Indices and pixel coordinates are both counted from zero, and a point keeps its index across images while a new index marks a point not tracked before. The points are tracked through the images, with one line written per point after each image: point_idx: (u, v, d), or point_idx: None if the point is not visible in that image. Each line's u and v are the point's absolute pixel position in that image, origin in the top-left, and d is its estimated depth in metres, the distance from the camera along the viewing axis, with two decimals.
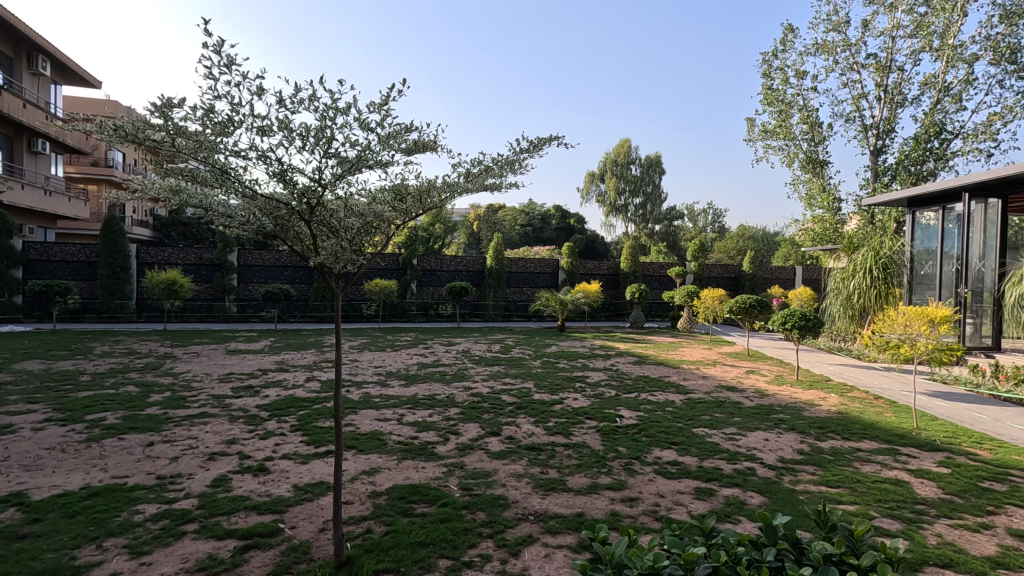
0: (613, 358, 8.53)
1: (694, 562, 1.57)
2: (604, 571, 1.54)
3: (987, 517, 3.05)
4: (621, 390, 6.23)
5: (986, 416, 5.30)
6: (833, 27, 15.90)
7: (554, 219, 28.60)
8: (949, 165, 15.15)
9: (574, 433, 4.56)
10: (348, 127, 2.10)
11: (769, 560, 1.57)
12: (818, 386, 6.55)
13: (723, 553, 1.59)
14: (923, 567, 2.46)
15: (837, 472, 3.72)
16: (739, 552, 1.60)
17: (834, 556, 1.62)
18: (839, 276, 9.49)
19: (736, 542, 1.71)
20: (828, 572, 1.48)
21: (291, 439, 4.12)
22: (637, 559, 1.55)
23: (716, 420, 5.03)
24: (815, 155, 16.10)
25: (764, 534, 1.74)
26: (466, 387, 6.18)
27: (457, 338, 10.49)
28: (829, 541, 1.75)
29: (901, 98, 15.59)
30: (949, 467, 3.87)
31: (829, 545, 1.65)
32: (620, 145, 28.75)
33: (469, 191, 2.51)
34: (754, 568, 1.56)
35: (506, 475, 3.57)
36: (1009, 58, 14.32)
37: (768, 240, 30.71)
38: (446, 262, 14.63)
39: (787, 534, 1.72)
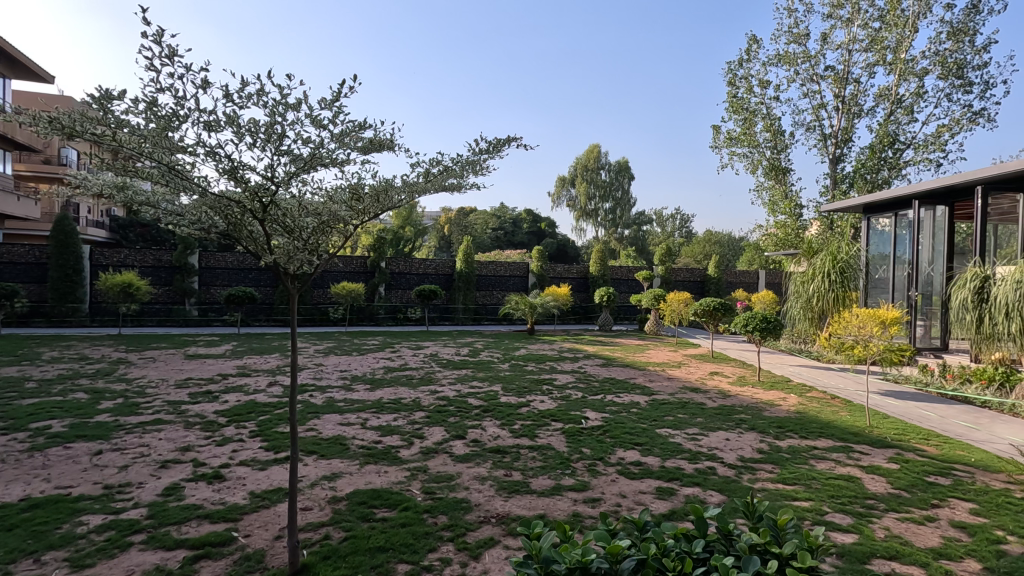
0: (581, 360, 8.59)
1: (624, 557, 1.59)
2: (532, 568, 1.55)
3: (931, 510, 3.17)
4: (587, 392, 6.27)
5: (932, 414, 5.53)
6: (794, 39, 16.43)
7: (525, 223, 28.66)
8: (902, 174, 15.83)
9: (539, 435, 4.57)
10: (300, 124, 2.06)
11: (697, 552, 1.60)
12: (779, 387, 6.73)
13: (653, 547, 1.61)
14: (870, 559, 2.54)
15: (793, 470, 3.82)
16: (668, 544, 1.62)
17: (759, 546, 1.65)
18: (798, 280, 9.79)
19: (670, 535, 1.74)
20: (751, 562, 1.51)
21: (250, 445, 4.01)
22: (566, 554, 1.57)
23: (679, 421, 5.12)
24: (777, 162, 16.60)
25: (696, 526, 1.78)
26: (432, 391, 6.13)
27: (425, 341, 10.40)
28: (757, 532, 1.79)
29: (857, 109, 16.21)
30: (898, 463, 4.02)
31: (755, 535, 1.69)
32: (590, 151, 29.11)
33: (429, 191, 2.49)
34: (683, 560, 1.59)
35: (470, 478, 3.55)
36: (957, 73, 15.05)
37: (733, 245, 31.45)
38: (415, 265, 14.49)
39: (718, 526, 1.76)
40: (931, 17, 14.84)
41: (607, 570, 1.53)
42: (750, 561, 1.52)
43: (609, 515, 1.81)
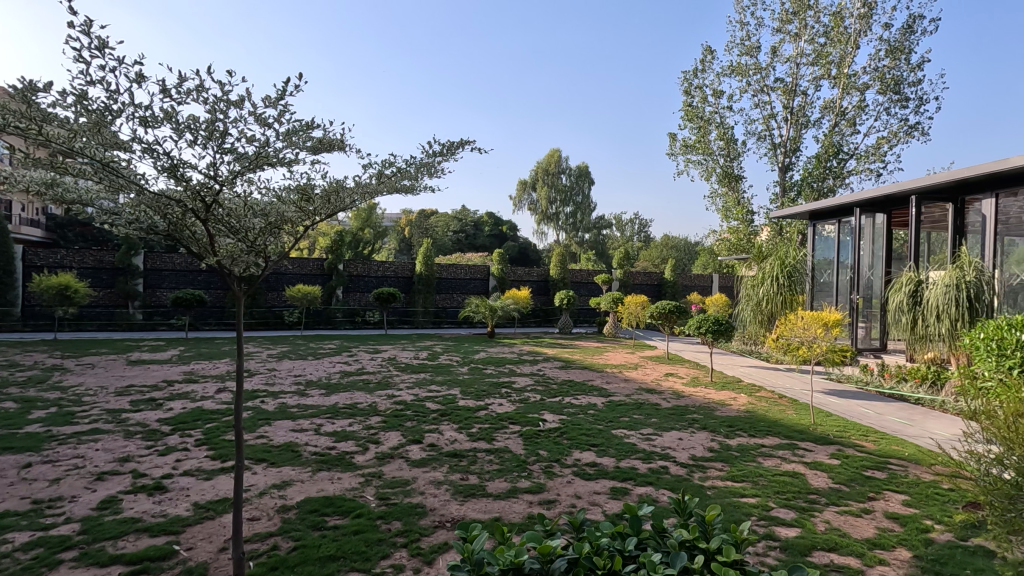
0: (540, 363, 8.65)
1: (558, 555, 1.60)
2: (464, 570, 1.55)
3: (868, 503, 3.34)
4: (545, 395, 6.32)
5: (871, 411, 5.81)
6: (746, 51, 17.05)
7: (487, 226, 28.64)
8: (845, 183, 16.63)
9: (496, 438, 4.56)
10: (243, 121, 2.00)
11: (629, 550, 1.62)
12: (730, 387, 6.94)
13: (587, 546, 1.63)
14: (811, 552, 2.65)
15: (741, 468, 3.95)
16: (602, 543, 1.64)
17: (689, 542, 1.69)
18: (749, 284, 10.14)
19: (606, 534, 1.77)
20: (678, 558, 1.55)
21: (195, 454, 3.85)
22: (500, 556, 1.57)
23: (634, 421, 5.21)
24: (730, 170, 17.18)
25: (630, 524, 1.81)
26: (389, 395, 6.04)
27: (384, 345, 10.24)
28: (688, 528, 1.84)
29: (805, 120, 16.94)
30: (839, 458, 4.22)
31: (685, 532, 1.72)
32: (550, 156, 29.40)
33: (382, 193, 2.47)
34: (616, 558, 1.61)
35: (425, 483, 3.51)
36: (894, 88, 15.94)
37: (689, 249, 32.30)
38: (374, 268, 14.26)
39: (652, 523, 1.80)
40: (870, 35, 15.68)
41: (539, 571, 1.54)
42: (678, 555, 1.55)
43: (547, 516, 1.82)
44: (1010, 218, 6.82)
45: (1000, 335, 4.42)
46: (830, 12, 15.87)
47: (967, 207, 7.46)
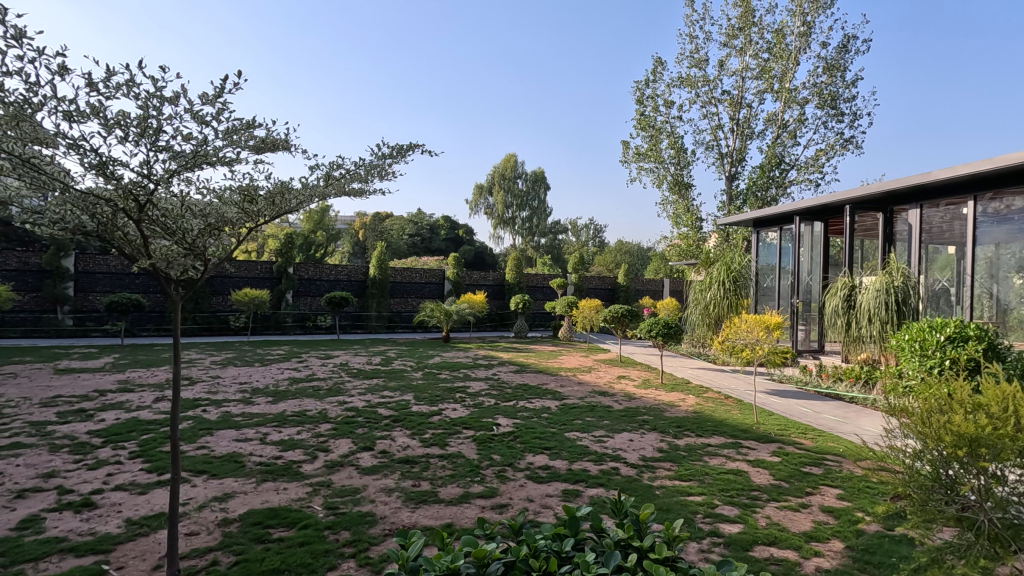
0: (495, 367, 8.65)
1: (495, 559, 1.60)
2: None
3: (805, 497, 3.50)
4: (500, 399, 6.33)
5: (809, 410, 6.11)
6: (695, 64, 17.66)
7: (443, 230, 28.44)
8: (787, 192, 17.44)
9: (449, 444, 4.53)
10: (180, 119, 1.92)
11: (565, 550, 1.64)
12: (680, 389, 7.14)
13: (524, 549, 1.63)
14: (752, 546, 2.75)
15: (688, 467, 4.07)
16: (539, 546, 1.65)
17: (624, 542, 1.72)
18: (697, 288, 10.51)
19: (545, 536, 1.78)
20: (612, 558, 1.57)
21: (128, 467, 3.64)
22: (437, 562, 1.55)
23: (587, 424, 5.29)
24: (680, 178, 17.74)
25: (568, 526, 1.83)
26: (340, 402, 5.90)
27: (335, 350, 10.00)
28: (622, 528, 1.88)
29: (750, 131, 17.68)
30: (779, 456, 4.41)
31: (620, 531, 1.75)
32: (506, 160, 29.53)
33: (330, 195, 2.42)
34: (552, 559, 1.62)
35: (376, 491, 3.44)
36: (831, 103, 16.86)
37: (642, 255, 33.13)
38: (325, 271, 13.91)
39: (589, 524, 1.82)
40: (809, 53, 16.54)
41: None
42: (612, 555, 1.58)
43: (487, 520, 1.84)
44: (933, 228, 7.33)
45: (922, 337, 4.74)
46: (772, 29, 16.64)
47: (895, 216, 7.95)
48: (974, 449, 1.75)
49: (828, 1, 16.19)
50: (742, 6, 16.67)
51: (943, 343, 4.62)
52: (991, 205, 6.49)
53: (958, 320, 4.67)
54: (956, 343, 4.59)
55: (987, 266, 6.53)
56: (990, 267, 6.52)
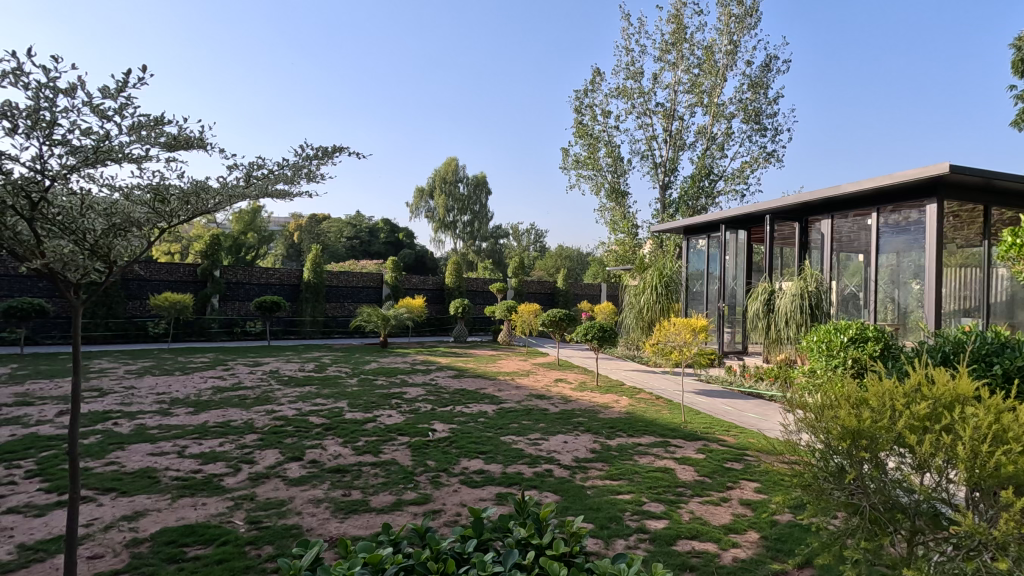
0: (433, 372, 8.56)
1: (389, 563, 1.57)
2: None
3: (726, 492, 3.69)
4: (436, 404, 6.27)
5: (732, 409, 6.43)
6: (631, 76, 18.29)
7: (382, 233, 27.88)
8: (715, 202, 18.36)
9: (383, 451, 4.44)
10: (78, 112, 1.79)
11: (463, 552, 1.63)
12: (614, 391, 7.34)
13: (425, 552, 1.60)
14: (675, 541, 2.86)
15: (619, 466, 4.19)
16: (441, 547, 1.63)
17: (523, 541, 1.71)
18: (632, 293, 10.99)
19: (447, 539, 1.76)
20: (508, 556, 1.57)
21: (24, 488, 3.33)
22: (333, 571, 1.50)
23: (523, 427, 5.34)
24: (617, 186, 18.30)
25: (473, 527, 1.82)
26: (269, 411, 5.66)
27: (265, 357, 9.58)
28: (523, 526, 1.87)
29: (682, 142, 18.48)
30: (704, 453, 4.62)
31: (521, 531, 1.74)
32: (447, 164, 29.40)
33: (251, 196, 2.34)
34: (450, 562, 1.61)
35: (303, 502, 3.32)
36: (755, 118, 17.91)
37: (581, 260, 33.89)
38: (255, 275, 13.29)
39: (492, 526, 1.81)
40: (736, 70, 17.51)
41: None
42: (511, 553, 1.57)
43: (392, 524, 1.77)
44: (843, 237, 7.91)
45: (828, 338, 5.12)
46: (702, 46, 17.50)
47: (810, 226, 8.54)
48: (856, 441, 1.90)
49: (753, 23, 17.22)
50: (675, 22, 17.44)
51: (846, 344, 5.00)
52: (892, 216, 7.08)
53: (860, 322, 5.04)
54: (858, 343, 4.97)
55: (889, 273, 7.10)
56: (892, 274, 7.08)
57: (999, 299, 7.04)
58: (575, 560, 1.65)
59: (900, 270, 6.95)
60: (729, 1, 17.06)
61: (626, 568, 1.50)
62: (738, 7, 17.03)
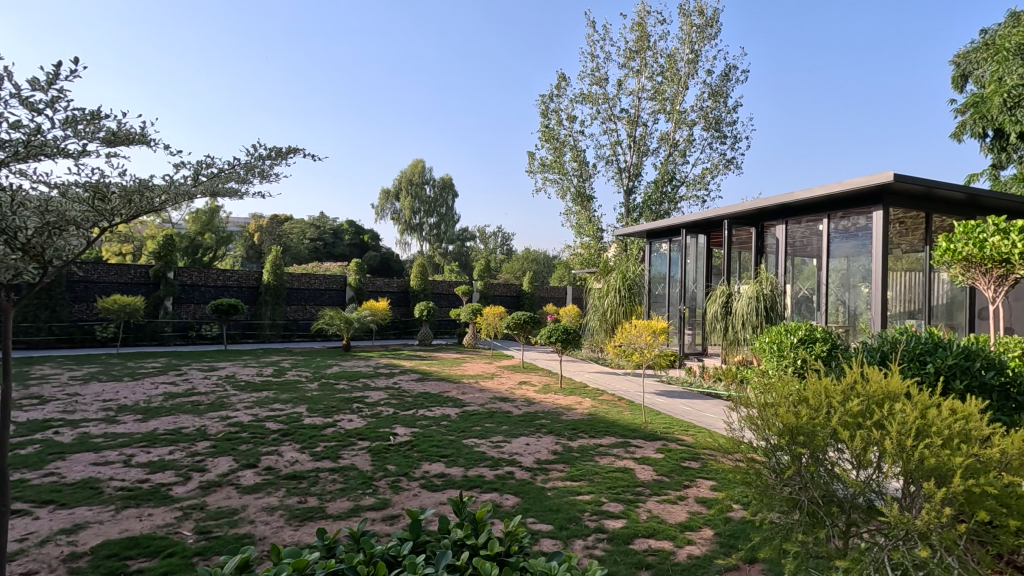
0: (396, 376, 8.45)
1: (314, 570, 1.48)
2: None
3: (683, 490, 3.76)
4: (399, 408, 6.20)
5: (691, 409, 6.58)
6: (596, 82, 18.56)
7: (347, 234, 27.40)
8: (677, 207, 18.78)
9: (342, 456, 4.36)
10: (5, 104, 1.71)
11: (396, 554, 1.54)
12: (577, 392, 7.41)
13: (358, 554, 1.52)
14: (632, 540, 2.90)
15: (580, 467, 4.23)
16: (375, 551, 1.55)
17: (459, 541, 1.63)
18: (596, 295, 11.16)
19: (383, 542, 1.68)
20: (442, 557, 1.49)
21: None
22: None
23: (485, 430, 5.32)
24: (582, 190, 18.52)
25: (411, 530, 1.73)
26: (223, 417, 5.48)
27: (221, 362, 9.28)
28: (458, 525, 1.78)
29: (645, 148, 18.84)
30: (663, 452, 4.71)
31: (458, 531, 1.66)
32: (413, 165, 29.19)
33: (199, 195, 2.26)
34: (385, 566, 1.52)
35: (257, 510, 3.23)
36: (715, 126, 18.42)
37: (547, 262, 34.14)
38: (211, 277, 12.85)
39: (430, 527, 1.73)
40: (697, 79, 17.99)
41: None
42: (443, 554, 1.50)
43: (327, 528, 1.66)
44: (796, 243, 8.20)
45: (778, 340, 5.31)
46: (665, 55, 17.89)
47: (765, 231, 8.80)
48: (795, 439, 1.97)
49: (713, 33, 17.72)
50: (639, 30, 17.79)
51: (796, 344, 5.19)
52: (841, 223, 7.37)
53: (809, 323, 5.26)
54: (807, 343, 5.18)
55: (840, 276, 7.39)
56: (841, 277, 7.38)
57: (940, 302, 7.42)
58: (508, 559, 1.55)
59: (849, 274, 7.24)
60: (690, 11, 17.51)
61: (560, 568, 1.43)
62: (698, 18, 17.50)
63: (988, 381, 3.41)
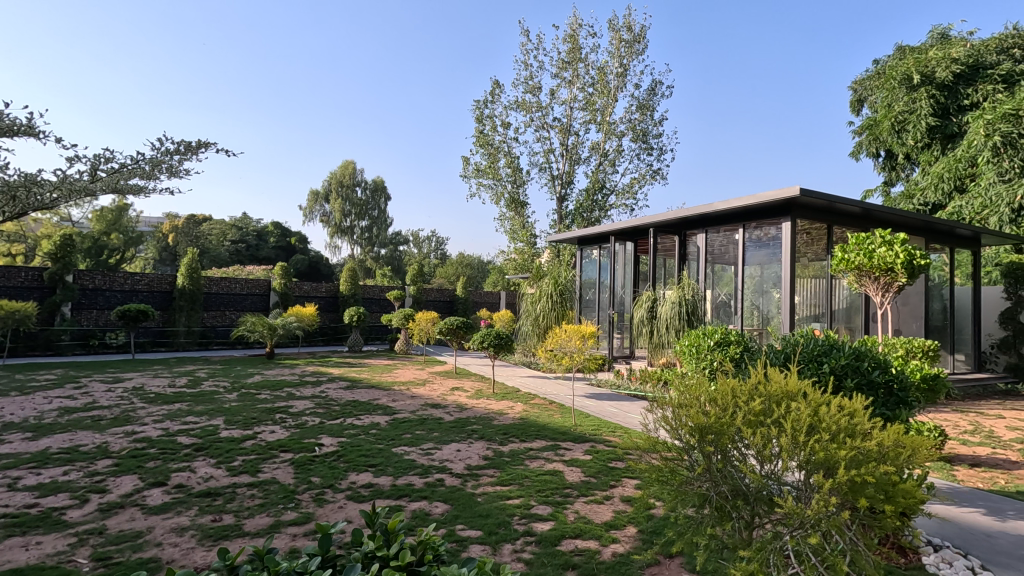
0: (323, 384, 8.16)
1: None
2: None
3: (609, 490, 3.87)
4: (325, 417, 5.99)
5: (618, 410, 6.79)
6: (529, 90, 18.85)
7: (272, 236, 26.13)
8: (608, 214, 19.39)
9: (262, 470, 4.15)
10: None
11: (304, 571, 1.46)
12: (509, 397, 7.46)
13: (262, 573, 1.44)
14: (560, 541, 2.96)
15: (510, 472, 4.26)
16: (282, 568, 1.47)
17: (371, 555, 1.57)
18: (529, 300, 11.30)
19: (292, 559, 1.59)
20: (349, 570, 1.43)
21: None
22: None
23: (416, 437, 5.24)
24: (516, 196, 18.72)
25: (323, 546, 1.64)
26: (129, 432, 5.07)
27: (128, 373, 8.57)
28: (370, 539, 1.71)
29: (577, 157, 19.32)
30: (591, 454, 4.82)
31: (369, 543, 1.60)
32: (344, 167, 28.39)
33: (98, 191, 2.09)
34: None
35: (165, 532, 3.01)
36: (642, 138, 19.19)
37: (481, 268, 34.22)
38: (118, 280, 11.85)
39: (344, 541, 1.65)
40: (625, 92, 18.67)
41: None
42: (351, 568, 1.43)
43: (227, 549, 1.54)
44: (715, 251, 8.67)
45: (696, 342, 5.61)
46: (596, 67, 18.45)
47: (687, 239, 9.25)
48: (705, 436, 2.09)
49: (641, 49, 18.46)
50: (571, 42, 18.25)
51: (713, 347, 5.51)
52: (755, 232, 7.88)
53: (724, 327, 5.63)
54: (722, 345, 5.52)
55: (754, 282, 7.88)
56: (756, 284, 7.87)
57: (840, 306, 8.08)
58: (420, 569, 1.51)
59: (763, 280, 7.74)
60: (619, 27, 18.18)
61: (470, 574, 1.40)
62: (627, 34, 18.19)
63: (874, 379, 3.71)
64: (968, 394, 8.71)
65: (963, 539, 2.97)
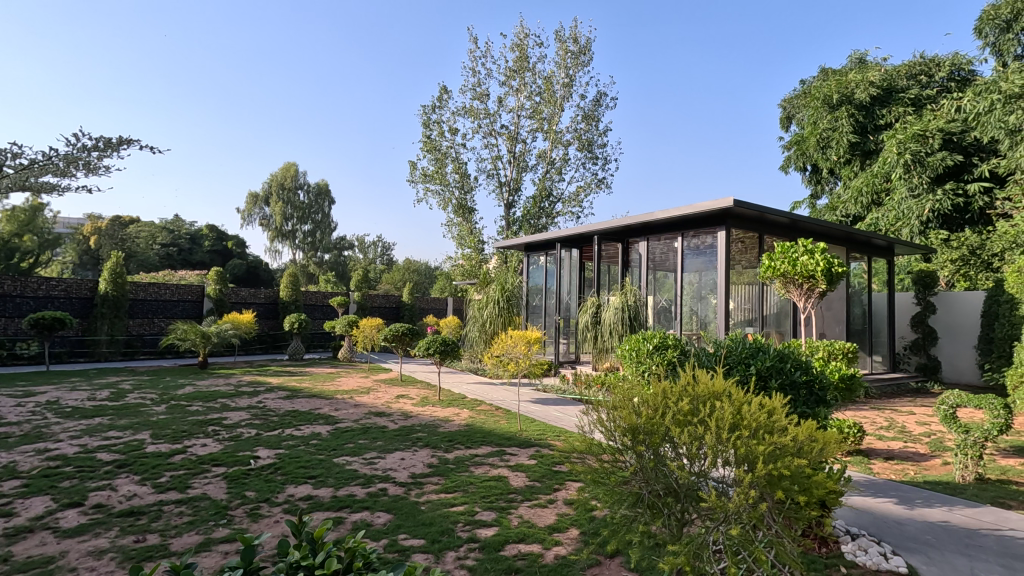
0: (261, 394, 7.83)
1: None
2: None
3: (552, 494, 3.92)
4: (262, 429, 5.75)
5: (563, 414, 6.89)
6: (477, 96, 18.92)
7: (207, 240, 24.85)
8: (554, 222, 19.65)
9: (192, 485, 3.95)
10: None
11: None
12: (455, 404, 7.41)
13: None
14: (503, 546, 2.97)
15: (455, 479, 4.23)
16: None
17: (300, 568, 1.50)
18: (476, 306, 11.28)
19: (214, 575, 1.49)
20: None
21: None
22: None
23: (359, 447, 5.12)
24: (464, 202, 18.70)
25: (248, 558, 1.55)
26: (40, 450, 4.69)
27: (41, 386, 7.92)
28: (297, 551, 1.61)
29: (525, 164, 19.53)
30: (535, 459, 4.86)
31: (299, 554, 1.53)
32: (285, 169, 27.49)
33: (4, 188, 1.96)
34: None
35: (81, 556, 2.81)
36: (588, 147, 19.65)
37: (428, 273, 33.91)
38: (31, 286, 10.95)
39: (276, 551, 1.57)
40: (571, 102, 19.04)
41: None
42: None
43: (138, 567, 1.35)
44: (656, 258, 8.96)
45: (637, 346, 5.76)
46: (542, 76, 18.75)
47: (630, 247, 9.53)
48: (638, 436, 2.17)
49: (586, 61, 18.90)
50: (518, 51, 18.50)
51: (652, 351, 5.70)
52: (693, 241, 8.22)
53: (662, 331, 5.81)
54: (660, 349, 5.71)
55: (693, 289, 8.20)
56: (695, 290, 8.18)
57: (770, 311, 8.53)
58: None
59: (700, 286, 8.07)
60: (566, 38, 18.57)
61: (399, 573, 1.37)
62: (573, 45, 18.59)
63: (796, 380, 3.95)
64: (884, 393, 9.39)
65: (877, 527, 3.19)
